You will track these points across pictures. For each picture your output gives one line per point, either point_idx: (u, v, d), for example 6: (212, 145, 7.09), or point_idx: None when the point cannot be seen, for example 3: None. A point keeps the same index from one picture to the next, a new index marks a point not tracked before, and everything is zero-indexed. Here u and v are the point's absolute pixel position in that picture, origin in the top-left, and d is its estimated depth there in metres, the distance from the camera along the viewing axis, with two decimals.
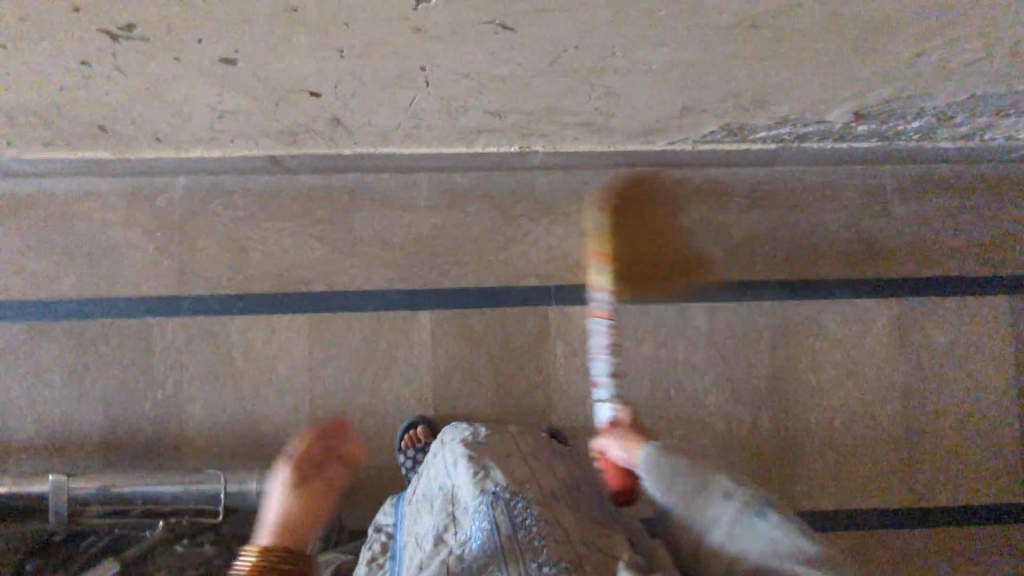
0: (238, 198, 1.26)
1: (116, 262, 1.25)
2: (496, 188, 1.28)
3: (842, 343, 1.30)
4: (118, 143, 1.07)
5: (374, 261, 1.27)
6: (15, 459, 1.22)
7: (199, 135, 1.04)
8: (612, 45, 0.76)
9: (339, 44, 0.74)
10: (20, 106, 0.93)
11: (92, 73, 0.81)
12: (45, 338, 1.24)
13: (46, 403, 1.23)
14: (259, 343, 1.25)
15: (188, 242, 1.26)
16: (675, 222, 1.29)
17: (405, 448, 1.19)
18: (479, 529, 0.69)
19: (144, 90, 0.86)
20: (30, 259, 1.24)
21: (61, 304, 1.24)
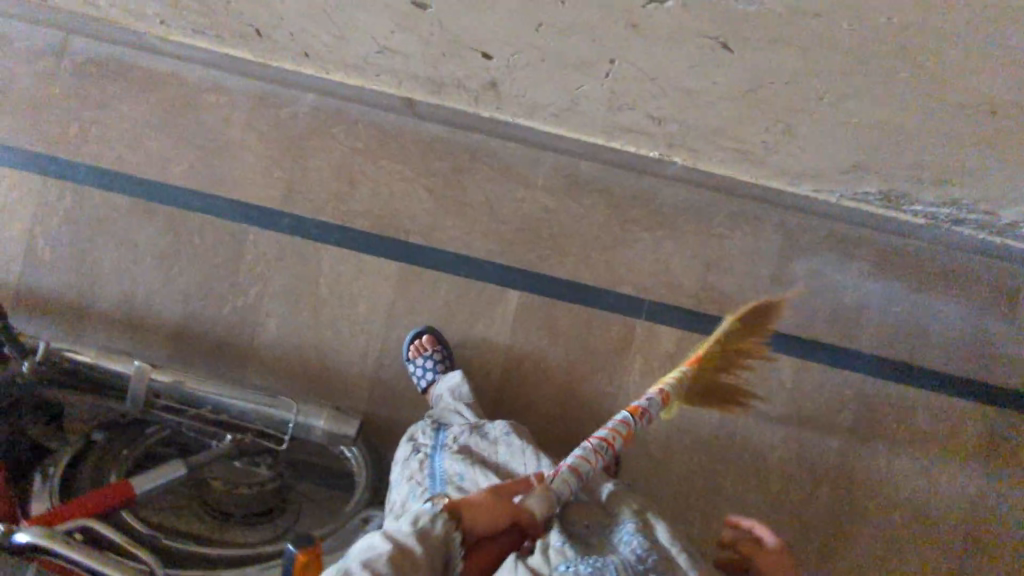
0: (361, 129, 1.24)
1: (230, 162, 1.25)
2: (618, 186, 1.23)
3: (926, 436, 1.24)
4: (268, 48, 1.05)
5: (478, 227, 1.24)
6: (92, 325, 1.24)
7: (351, 63, 1.01)
8: (824, 92, 0.71)
9: (544, 19, 0.68)
10: None
11: None
12: (145, 219, 1.25)
13: (131, 282, 1.24)
14: (346, 278, 1.24)
15: (302, 161, 1.24)
16: (790, 269, 1.23)
17: (412, 358, 1.20)
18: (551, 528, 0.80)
19: (322, 11, 0.83)
20: (149, 136, 1.25)
21: (168, 188, 1.25)
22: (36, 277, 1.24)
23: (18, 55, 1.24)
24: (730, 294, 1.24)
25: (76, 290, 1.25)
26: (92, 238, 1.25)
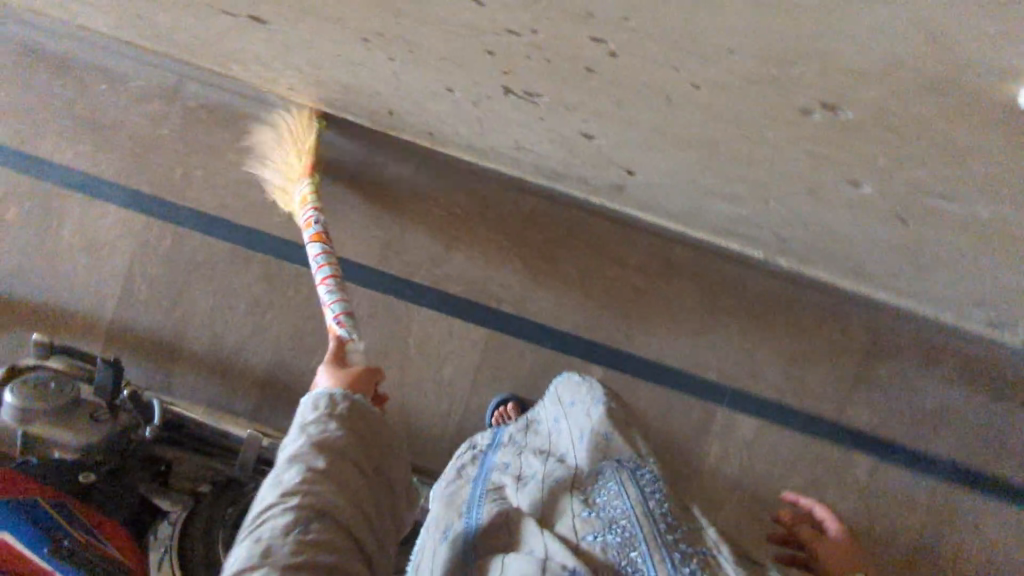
0: (461, 195, 1.25)
1: (328, 216, 1.26)
2: (710, 273, 1.24)
3: (994, 545, 1.25)
4: (391, 123, 1.06)
5: (569, 301, 1.25)
6: (181, 367, 1.26)
7: (477, 148, 1.02)
8: (983, 259, 0.71)
9: (719, 170, 0.69)
10: (336, 81, 0.91)
11: (445, 97, 0.78)
12: (240, 266, 1.26)
13: (222, 327, 1.26)
14: (433, 339, 1.26)
15: (400, 221, 1.26)
16: (873, 368, 1.25)
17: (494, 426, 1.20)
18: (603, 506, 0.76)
19: (476, 118, 0.83)
20: (252, 185, 1.26)
21: (266, 238, 1.26)
22: (131, 317, 1.26)
23: (131, 98, 1.26)
24: (812, 388, 1.25)
25: (167, 332, 1.26)
26: (189, 281, 1.26)
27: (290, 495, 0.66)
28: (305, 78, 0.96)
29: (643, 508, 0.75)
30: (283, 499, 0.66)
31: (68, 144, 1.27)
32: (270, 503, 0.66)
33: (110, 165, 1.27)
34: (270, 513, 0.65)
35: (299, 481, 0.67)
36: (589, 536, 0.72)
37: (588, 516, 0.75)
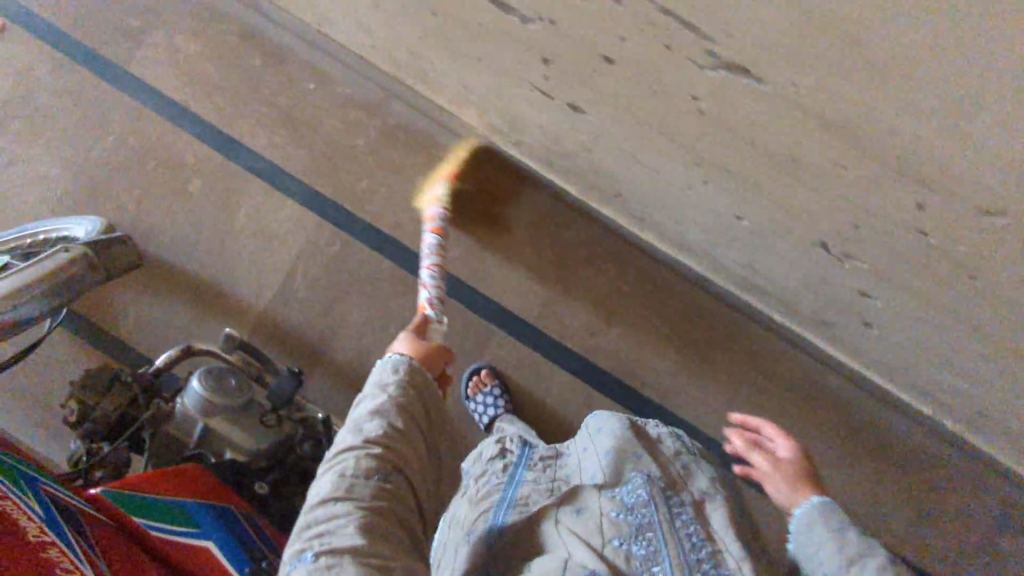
0: (633, 274, 1.25)
1: (498, 262, 1.26)
2: (866, 412, 1.21)
3: None
4: (605, 198, 1.05)
5: (715, 403, 1.23)
6: (320, 372, 1.26)
7: (691, 246, 1.01)
8: None
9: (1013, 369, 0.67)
10: (589, 160, 0.91)
11: (727, 216, 0.77)
12: (400, 288, 1.26)
13: (369, 343, 1.26)
14: (571, 406, 1.25)
15: (567, 284, 1.25)
16: (1010, 550, 1.20)
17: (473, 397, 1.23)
18: (635, 493, 0.75)
19: (738, 236, 0.83)
20: (430, 213, 1.26)
21: (431, 268, 1.26)
22: (283, 315, 1.27)
23: (337, 103, 1.27)
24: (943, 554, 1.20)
25: (315, 335, 1.26)
26: (347, 291, 1.26)
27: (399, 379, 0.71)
28: (560, 152, 0.96)
29: (675, 525, 0.72)
30: (387, 383, 0.70)
31: (265, 131, 1.28)
32: (383, 399, 0.69)
33: (300, 163, 1.28)
34: (382, 412, 0.68)
35: (401, 391, 0.70)
36: (615, 541, 0.69)
37: (620, 515, 0.72)
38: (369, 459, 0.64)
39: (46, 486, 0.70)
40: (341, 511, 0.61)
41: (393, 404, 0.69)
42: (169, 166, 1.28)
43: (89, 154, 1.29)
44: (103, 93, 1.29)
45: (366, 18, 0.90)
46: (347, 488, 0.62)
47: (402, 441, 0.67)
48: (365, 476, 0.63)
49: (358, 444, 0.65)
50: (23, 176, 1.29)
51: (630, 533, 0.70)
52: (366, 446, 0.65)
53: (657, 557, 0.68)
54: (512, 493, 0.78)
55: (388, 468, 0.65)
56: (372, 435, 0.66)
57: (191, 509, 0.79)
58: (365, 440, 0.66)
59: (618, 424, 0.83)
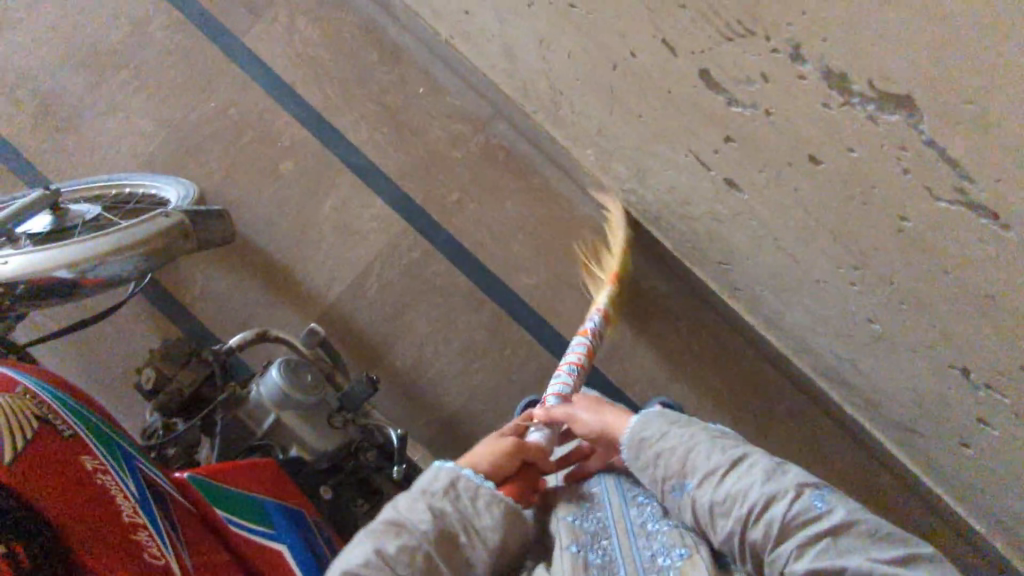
0: (705, 336, 1.24)
1: (573, 298, 1.25)
2: (913, 521, 1.19)
3: None
4: (704, 261, 1.05)
5: None
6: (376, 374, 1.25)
7: (785, 327, 1.00)
8: None
9: None
10: (709, 228, 0.90)
11: (855, 317, 0.76)
12: (471, 306, 1.26)
13: (430, 355, 1.25)
14: None
15: (637, 333, 1.25)
16: None
17: None
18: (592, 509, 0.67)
19: (853, 335, 0.82)
20: (515, 238, 1.26)
21: (506, 291, 1.26)
22: (351, 311, 1.26)
23: (442, 111, 1.27)
24: None
25: (378, 338, 1.25)
26: (418, 299, 1.26)
27: (437, 488, 0.59)
28: (678, 211, 0.95)
29: (625, 496, 0.68)
30: (425, 497, 0.59)
31: (365, 126, 1.27)
32: (393, 519, 0.58)
33: (395, 164, 1.27)
34: (385, 537, 0.57)
35: (433, 513, 0.58)
36: (568, 548, 0.62)
37: (577, 502, 0.68)
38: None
39: (143, 466, 0.70)
40: None
41: (398, 526, 0.57)
42: (263, 143, 1.28)
43: (186, 116, 1.28)
44: (211, 59, 1.29)
45: (518, 44, 0.89)
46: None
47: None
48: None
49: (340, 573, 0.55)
50: (117, 126, 1.28)
51: (585, 536, 0.63)
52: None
53: (613, 565, 0.61)
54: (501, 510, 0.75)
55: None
56: (357, 565, 0.55)
57: (270, 510, 0.76)
58: (348, 570, 0.55)
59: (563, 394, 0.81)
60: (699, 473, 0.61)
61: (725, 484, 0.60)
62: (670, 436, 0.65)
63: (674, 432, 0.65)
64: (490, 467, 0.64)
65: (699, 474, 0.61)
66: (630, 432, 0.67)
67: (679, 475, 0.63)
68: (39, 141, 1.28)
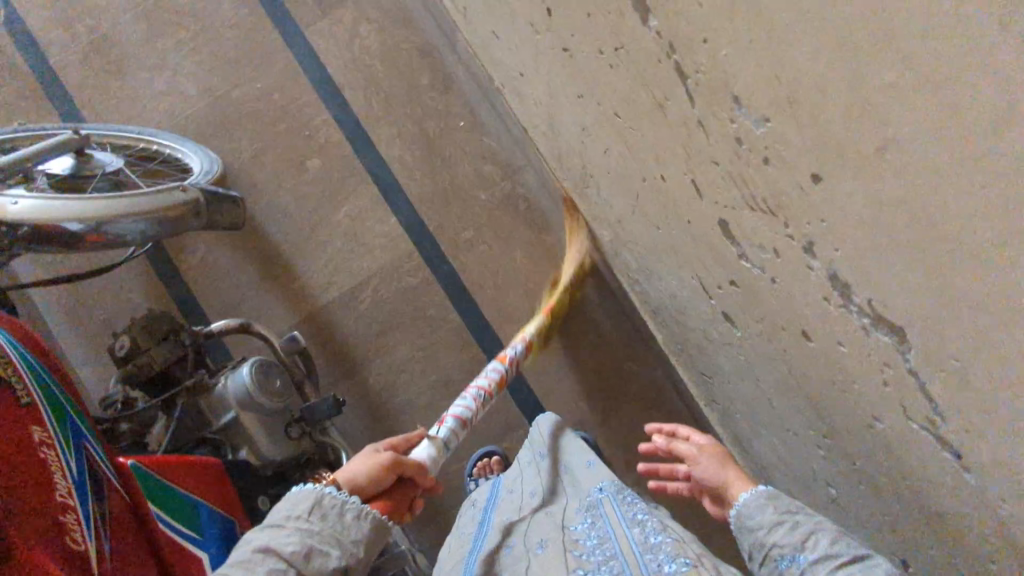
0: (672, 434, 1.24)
1: (554, 362, 1.26)
2: None
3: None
4: (688, 366, 1.06)
5: None
6: (345, 386, 1.25)
7: (750, 453, 1.01)
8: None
9: None
10: (699, 344, 0.91)
11: (814, 474, 0.77)
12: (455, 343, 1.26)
13: (402, 381, 1.25)
14: None
15: (608, 412, 1.25)
16: None
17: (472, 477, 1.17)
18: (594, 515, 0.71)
19: (809, 487, 0.82)
20: (515, 289, 1.26)
21: (492, 338, 1.27)
22: (338, 319, 1.26)
23: (477, 150, 1.28)
24: None
25: (357, 351, 1.26)
26: (405, 324, 1.26)
27: (303, 515, 0.58)
28: (675, 317, 0.95)
29: (623, 517, 0.69)
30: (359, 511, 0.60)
31: (400, 145, 1.28)
32: (335, 500, 0.60)
33: (419, 189, 1.28)
34: (325, 506, 0.59)
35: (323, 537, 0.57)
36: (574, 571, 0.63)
37: (580, 530, 0.70)
38: (294, 534, 0.57)
39: (88, 447, 0.70)
40: None
41: (267, 552, 0.55)
42: (297, 136, 1.29)
43: (230, 92, 1.29)
44: (268, 42, 1.30)
45: (561, 120, 0.90)
46: (266, 547, 0.56)
47: (329, 542, 0.58)
48: (279, 547, 0.56)
49: (293, 517, 0.59)
50: (163, 84, 1.30)
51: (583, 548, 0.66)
52: (299, 520, 0.58)
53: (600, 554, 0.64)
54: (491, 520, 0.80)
55: (305, 549, 0.57)
56: (304, 522, 0.58)
57: (201, 514, 0.76)
58: (303, 516, 0.58)
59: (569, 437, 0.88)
60: (814, 551, 0.60)
61: (838, 571, 0.57)
62: (790, 519, 0.65)
63: (794, 515, 0.65)
64: (362, 481, 0.63)
65: (816, 552, 0.60)
66: (742, 506, 0.69)
67: (794, 547, 0.62)
68: (85, 79, 1.30)
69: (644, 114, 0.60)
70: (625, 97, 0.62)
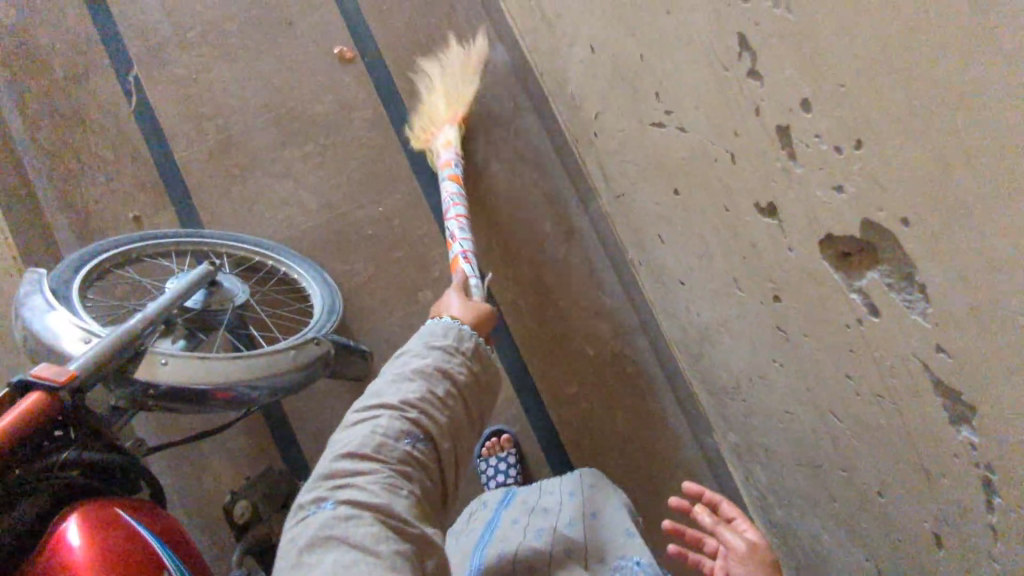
0: None
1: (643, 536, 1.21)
2: None
3: None
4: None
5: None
6: None
7: None
8: None
9: None
10: None
11: None
12: None
13: None
14: None
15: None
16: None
17: None
18: None
19: None
20: (611, 453, 1.23)
21: None
22: None
23: (591, 305, 1.26)
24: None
25: None
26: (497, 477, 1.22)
27: (452, 351, 0.67)
28: (806, 554, 0.92)
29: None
30: (454, 353, 0.67)
31: (515, 289, 1.27)
32: (436, 363, 0.65)
33: (528, 337, 1.26)
34: (430, 378, 0.64)
35: (465, 364, 0.67)
36: None
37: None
38: (403, 422, 0.60)
39: None
40: (368, 468, 0.57)
41: (439, 371, 0.65)
42: (412, 266, 1.26)
43: (352, 211, 1.27)
44: (397, 166, 1.29)
45: (725, 346, 0.88)
46: (376, 446, 0.58)
47: (437, 414, 0.63)
48: (395, 438, 0.59)
49: (396, 402, 0.61)
50: (283, 193, 1.27)
51: None
52: (400, 408, 0.61)
53: None
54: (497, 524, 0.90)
55: (421, 434, 0.61)
56: (412, 397, 0.62)
57: None
58: (405, 401, 0.61)
59: (608, 490, 0.91)
60: None
61: None
62: None
63: None
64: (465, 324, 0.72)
65: None
66: None
67: None
68: (206, 177, 1.27)
69: (895, 456, 0.58)
70: (868, 425, 0.59)
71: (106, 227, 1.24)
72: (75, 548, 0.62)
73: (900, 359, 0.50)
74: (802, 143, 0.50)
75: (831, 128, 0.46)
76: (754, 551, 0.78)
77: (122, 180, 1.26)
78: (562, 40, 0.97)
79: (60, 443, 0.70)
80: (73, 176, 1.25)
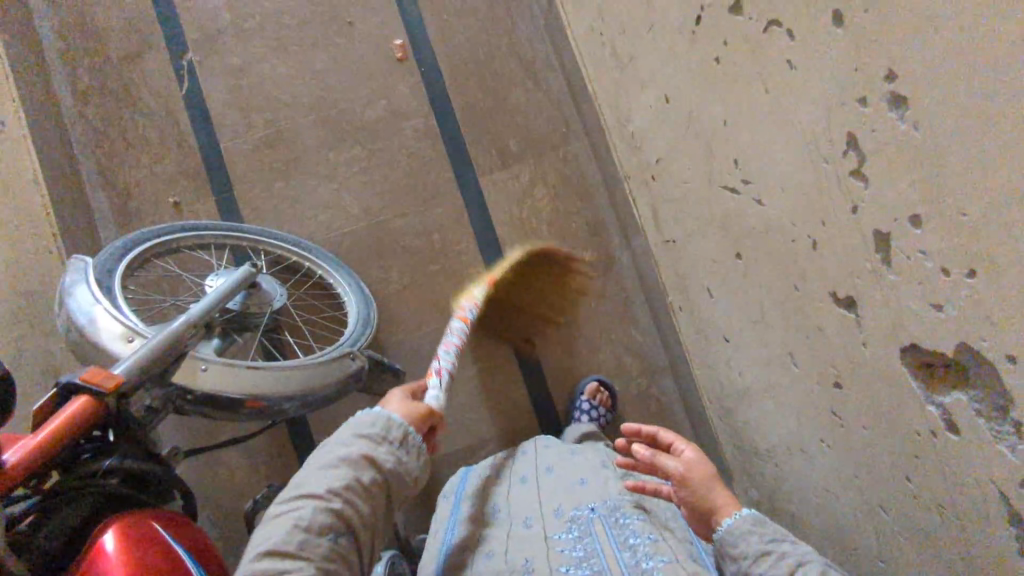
0: None
1: None
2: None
3: None
4: None
5: None
6: None
7: None
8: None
9: None
10: None
11: None
12: None
13: None
14: None
15: None
16: None
17: None
18: (584, 522, 0.73)
19: None
20: None
21: None
22: (444, 482, 1.20)
23: (621, 340, 1.26)
24: None
25: None
26: None
27: (381, 437, 0.66)
28: None
29: (616, 536, 0.70)
30: (381, 440, 0.66)
31: (547, 316, 1.26)
32: (362, 452, 0.64)
33: (555, 364, 1.25)
34: (354, 466, 0.63)
35: (393, 453, 0.66)
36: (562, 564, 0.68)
37: (567, 539, 0.72)
38: (328, 515, 0.60)
39: None
40: (291, 566, 0.56)
41: (365, 459, 0.64)
42: (447, 281, 1.25)
43: (393, 219, 1.26)
44: (442, 179, 1.28)
45: (765, 412, 0.87)
46: (298, 544, 0.57)
47: (364, 504, 0.62)
48: (318, 532, 0.59)
49: (321, 491, 0.61)
50: (325, 193, 1.26)
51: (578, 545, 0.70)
52: (326, 498, 0.60)
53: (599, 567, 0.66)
54: (463, 501, 0.84)
55: (343, 527, 0.61)
56: (336, 487, 0.61)
57: None
58: (329, 491, 0.61)
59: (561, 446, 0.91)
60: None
61: None
62: (777, 549, 0.59)
63: (781, 545, 0.59)
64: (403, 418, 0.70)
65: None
66: (726, 531, 0.62)
67: None
68: (248, 169, 1.26)
69: (947, 570, 0.57)
70: (925, 531, 0.58)
71: (144, 208, 1.23)
72: (111, 559, 0.62)
73: (975, 479, 0.50)
74: (902, 253, 0.49)
75: (940, 249, 0.46)
76: (690, 469, 0.68)
77: (164, 162, 1.24)
78: (630, 82, 0.96)
79: (98, 444, 0.72)
80: (117, 151, 1.23)
